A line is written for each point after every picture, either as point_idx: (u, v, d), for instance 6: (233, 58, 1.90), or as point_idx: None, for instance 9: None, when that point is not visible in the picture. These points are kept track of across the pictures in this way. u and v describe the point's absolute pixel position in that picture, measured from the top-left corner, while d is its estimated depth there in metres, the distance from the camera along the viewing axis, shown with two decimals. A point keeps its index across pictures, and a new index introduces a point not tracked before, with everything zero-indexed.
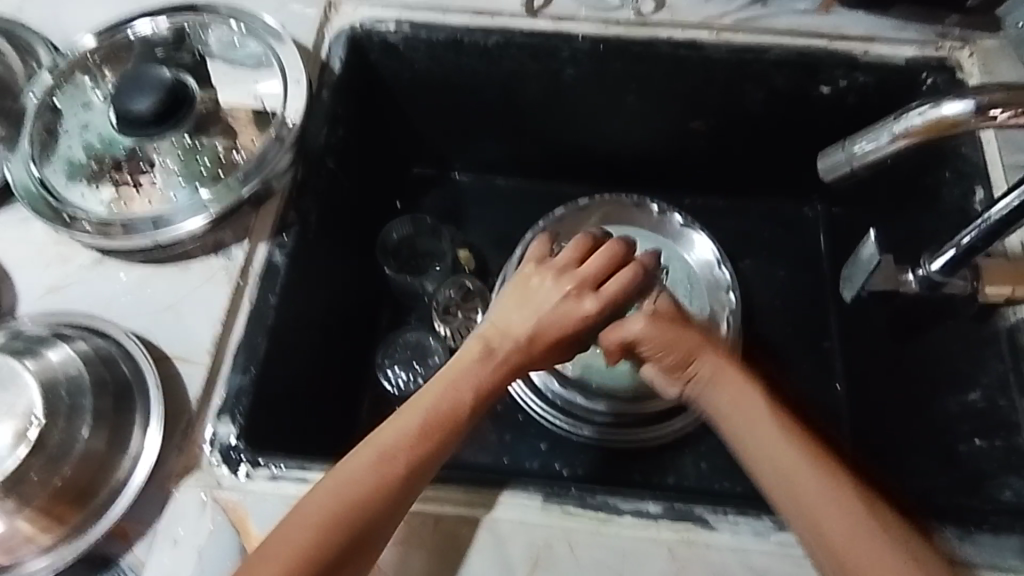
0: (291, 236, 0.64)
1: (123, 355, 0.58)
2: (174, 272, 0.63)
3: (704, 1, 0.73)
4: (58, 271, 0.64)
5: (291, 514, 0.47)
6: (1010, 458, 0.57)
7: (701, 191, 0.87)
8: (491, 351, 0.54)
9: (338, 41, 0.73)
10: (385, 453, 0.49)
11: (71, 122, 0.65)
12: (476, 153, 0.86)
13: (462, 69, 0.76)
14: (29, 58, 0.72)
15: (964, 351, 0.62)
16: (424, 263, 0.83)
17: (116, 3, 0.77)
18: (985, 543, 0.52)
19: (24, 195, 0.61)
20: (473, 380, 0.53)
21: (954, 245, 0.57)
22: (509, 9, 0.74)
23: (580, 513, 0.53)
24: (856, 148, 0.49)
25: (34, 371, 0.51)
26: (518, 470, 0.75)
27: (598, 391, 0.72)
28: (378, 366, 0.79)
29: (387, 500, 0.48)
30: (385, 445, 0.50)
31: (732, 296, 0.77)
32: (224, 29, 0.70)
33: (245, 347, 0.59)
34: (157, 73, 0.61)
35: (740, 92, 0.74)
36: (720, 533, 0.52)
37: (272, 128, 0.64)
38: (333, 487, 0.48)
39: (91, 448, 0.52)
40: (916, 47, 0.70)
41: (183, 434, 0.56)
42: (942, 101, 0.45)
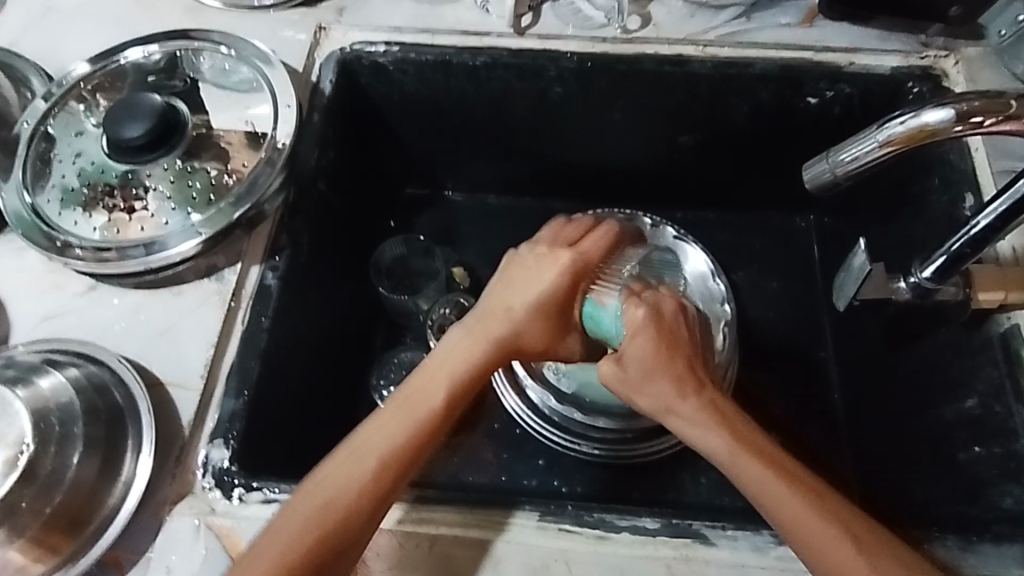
0: (283, 258, 0.64)
1: (116, 382, 0.58)
2: (167, 297, 0.63)
3: (689, 17, 0.75)
4: (52, 298, 0.64)
5: (272, 530, 0.47)
6: (1008, 465, 0.56)
7: (693, 205, 0.88)
8: (478, 338, 0.54)
9: (328, 65, 0.74)
10: (366, 460, 0.49)
11: (64, 150, 0.66)
12: (467, 172, 0.87)
13: (451, 91, 0.77)
14: (23, 88, 0.73)
15: (959, 358, 0.62)
16: (418, 282, 0.82)
17: (109, 33, 0.78)
18: (986, 553, 0.51)
19: (18, 223, 0.62)
20: (451, 373, 0.53)
21: (943, 253, 0.57)
22: (497, 30, 0.75)
23: (577, 531, 0.53)
24: (840, 158, 0.49)
25: (25, 399, 0.51)
26: (516, 488, 0.74)
27: (593, 407, 0.71)
28: (372, 388, 0.78)
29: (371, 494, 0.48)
30: (365, 457, 0.49)
31: (728, 308, 0.76)
32: (215, 55, 0.70)
33: (237, 371, 0.59)
34: (149, 100, 0.62)
35: (727, 106, 0.74)
36: (719, 548, 0.52)
37: (263, 152, 0.65)
38: (307, 512, 0.47)
39: (83, 476, 0.52)
40: (901, 57, 0.71)
41: (176, 460, 0.56)
42: (922, 110, 0.46)
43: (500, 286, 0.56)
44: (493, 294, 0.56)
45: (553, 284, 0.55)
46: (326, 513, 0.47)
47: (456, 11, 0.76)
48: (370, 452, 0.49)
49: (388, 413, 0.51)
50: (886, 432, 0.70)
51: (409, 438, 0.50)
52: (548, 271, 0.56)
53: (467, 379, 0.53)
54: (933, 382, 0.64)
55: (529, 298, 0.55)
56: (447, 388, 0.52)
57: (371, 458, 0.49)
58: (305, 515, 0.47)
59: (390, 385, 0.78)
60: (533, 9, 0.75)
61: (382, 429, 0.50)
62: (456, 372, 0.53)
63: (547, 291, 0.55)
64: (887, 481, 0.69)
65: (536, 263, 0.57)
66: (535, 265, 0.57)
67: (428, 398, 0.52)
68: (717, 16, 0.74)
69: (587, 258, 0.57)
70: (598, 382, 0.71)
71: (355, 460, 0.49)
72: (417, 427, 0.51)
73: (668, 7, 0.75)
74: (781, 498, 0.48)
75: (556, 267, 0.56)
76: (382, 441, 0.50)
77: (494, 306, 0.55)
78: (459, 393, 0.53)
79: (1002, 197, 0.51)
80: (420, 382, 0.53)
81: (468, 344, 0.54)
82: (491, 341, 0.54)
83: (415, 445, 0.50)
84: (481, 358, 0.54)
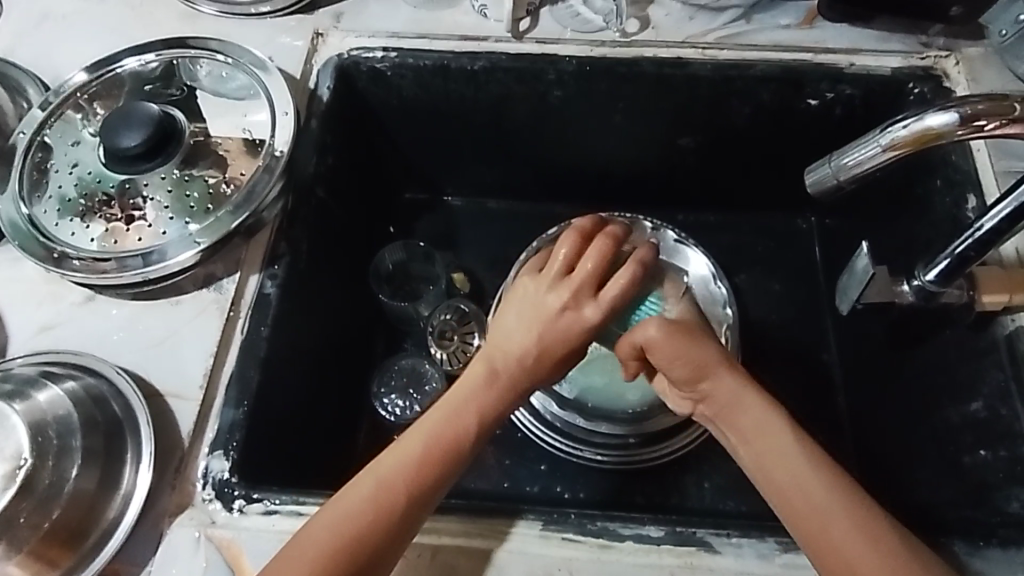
0: (281, 266, 0.64)
1: (114, 393, 0.57)
2: (165, 306, 0.63)
3: (688, 19, 0.74)
4: (49, 309, 0.63)
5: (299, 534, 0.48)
6: (1014, 469, 0.56)
7: (693, 207, 0.87)
8: (500, 369, 0.54)
9: (325, 72, 0.73)
10: (387, 480, 0.49)
11: (61, 160, 0.65)
12: (466, 176, 0.86)
13: (450, 95, 0.76)
14: (20, 98, 0.72)
15: (964, 360, 0.61)
16: (418, 288, 0.82)
17: (106, 40, 0.77)
18: (993, 558, 0.51)
19: (14, 234, 0.62)
20: (478, 403, 0.53)
21: (947, 254, 0.57)
22: (495, 34, 0.74)
23: (580, 540, 0.52)
24: (843, 162, 0.49)
25: (22, 412, 0.50)
26: (519, 495, 0.73)
27: (597, 412, 0.70)
28: (373, 395, 0.79)
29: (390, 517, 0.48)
30: (386, 472, 0.49)
31: (729, 312, 0.75)
32: (212, 63, 0.70)
33: (237, 381, 0.59)
34: (145, 108, 0.62)
35: (728, 108, 0.74)
36: (723, 556, 0.51)
37: (261, 159, 0.64)
38: (326, 517, 0.48)
39: (82, 489, 0.52)
40: (901, 58, 0.70)
41: (175, 471, 0.56)
42: (926, 114, 0.45)
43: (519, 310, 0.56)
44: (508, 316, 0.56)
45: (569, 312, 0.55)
46: (349, 520, 0.47)
47: (455, 15, 0.76)
48: (388, 465, 0.49)
49: (412, 437, 0.51)
50: (891, 435, 0.70)
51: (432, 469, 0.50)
52: (554, 302, 0.55)
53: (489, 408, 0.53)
54: (938, 385, 0.64)
55: (534, 331, 0.54)
56: (468, 417, 0.52)
57: (391, 467, 0.49)
58: (326, 524, 0.47)
59: (391, 393, 0.78)
60: (531, 13, 0.75)
61: (404, 450, 0.50)
62: (479, 403, 0.53)
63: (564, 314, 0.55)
64: (892, 484, 0.68)
65: (540, 294, 0.56)
66: (541, 293, 0.55)
67: (450, 428, 0.51)
68: (717, 18, 0.74)
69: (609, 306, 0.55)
70: (601, 385, 0.71)
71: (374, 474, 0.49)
72: (443, 457, 0.50)
73: (666, 9, 0.75)
74: (808, 504, 0.47)
75: (563, 297, 0.55)
76: (402, 460, 0.50)
77: (513, 332, 0.55)
78: (481, 420, 0.53)
79: (1007, 200, 0.51)
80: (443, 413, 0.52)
81: (488, 373, 0.54)
82: (508, 374, 0.54)
83: (436, 474, 0.50)
84: (502, 387, 0.54)
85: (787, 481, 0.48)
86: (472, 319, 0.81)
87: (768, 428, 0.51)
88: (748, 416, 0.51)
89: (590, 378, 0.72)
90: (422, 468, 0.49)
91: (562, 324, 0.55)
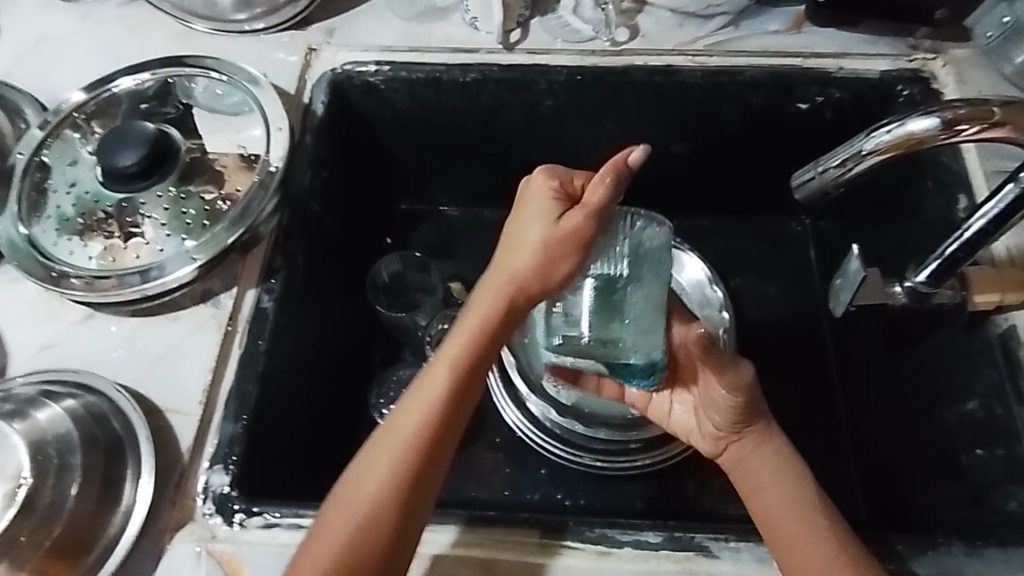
0: (279, 280, 0.64)
1: (113, 410, 0.58)
2: (163, 324, 0.63)
3: (677, 26, 0.75)
4: (48, 328, 0.64)
5: (320, 532, 0.49)
6: (1012, 468, 0.56)
7: (688, 212, 0.87)
8: (462, 341, 0.52)
9: (319, 87, 0.74)
10: (370, 493, 0.49)
11: (59, 180, 0.66)
12: (461, 186, 0.87)
13: (443, 107, 0.77)
14: (18, 119, 0.73)
15: (957, 360, 0.62)
16: (416, 298, 0.83)
17: (102, 61, 0.78)
18: (991, 558, 0.51)
19: (14, 255, 0.62)
20: (430, 394, 0.51)
21: (937, 256, 0.58)
22: (486, 46, 0.75)
23: (579, 547, 0.52)
24: (829, 166, 0.49)
25: (21, 432, 0.51)
26: (520, 502, 0.73)
27: (593, 418, 0.70)
28: (372, 406, 0.78)
29: (377, 533, 0.48)
30: (374, 490, 0.49)
31: (725, 316, 0.76)
32: (207, 80, 0.71)
33: (236, 396, 0.59)
34: (141, 128, 0.62)
35: (718, 113, 0.75)
36: (723, 561, 0.52)
37: (257, 175, 0.65)
38: (331, 538, 0.48)
39: (82, 507, 0.52)
40: (890, 61, 0.71)
41: (175, 487, 0.56)
42: (909, 119, 0.46)
43: (509, 261, 0.52)
44: (508, 250, 0.53)
45: (566, 234, 0.51)
46: (341, 558, 0.47)
47: (446, 28, 0.77)
48: (374, 477, 0.50)
49: (391, 435, 0.51)
50: (892, 437, 0.70)
51: (406, 462, 0.50)
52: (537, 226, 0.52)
53: (484, 339, 0.52)
54: (933, 384, 0.64)
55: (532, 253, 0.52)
56: (424, 411, 0.51)
57: (411, 435, 0.50)
58: (342, 529, 0.48)
59: (389, 404, 0.78)
60: (522, 24, 0.76)
61: (381, 460, 0.50)
62: (437, 389, 0.51)
63: (565, 246, 0.51)
64: (893, 484, 0.68)
65: (532, 212, 0.53)
66: (527, 224, 0.52)
67: (437, 376, 0.52)
68: (705, 25, 0.75)
69: (574, 231, 0.50)
70: (632, 320, 0.53)
71: (371, 478, 0.50)
72: (418, 455, 0.50)
73: (655, 16, 0.76)
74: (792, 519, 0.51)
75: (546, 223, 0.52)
76: (406, 437, 0.50)
77: (510, 270, 0.52)
78: (431, 414, 0.51)
79: (993, 200, 0.52)
80: (426, 376, 0.52)
81: (487, 289, 0.53)
82: (473, 338, 0.52)
83: (397, 486, 0.49)
84: (458, 362, 0.52)
85: (781, 530, 0.51)
86: None
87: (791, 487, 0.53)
88: (766, 453, 0.55)
89: (640, 270, 0.53)
90: (393, 482, 0.49)
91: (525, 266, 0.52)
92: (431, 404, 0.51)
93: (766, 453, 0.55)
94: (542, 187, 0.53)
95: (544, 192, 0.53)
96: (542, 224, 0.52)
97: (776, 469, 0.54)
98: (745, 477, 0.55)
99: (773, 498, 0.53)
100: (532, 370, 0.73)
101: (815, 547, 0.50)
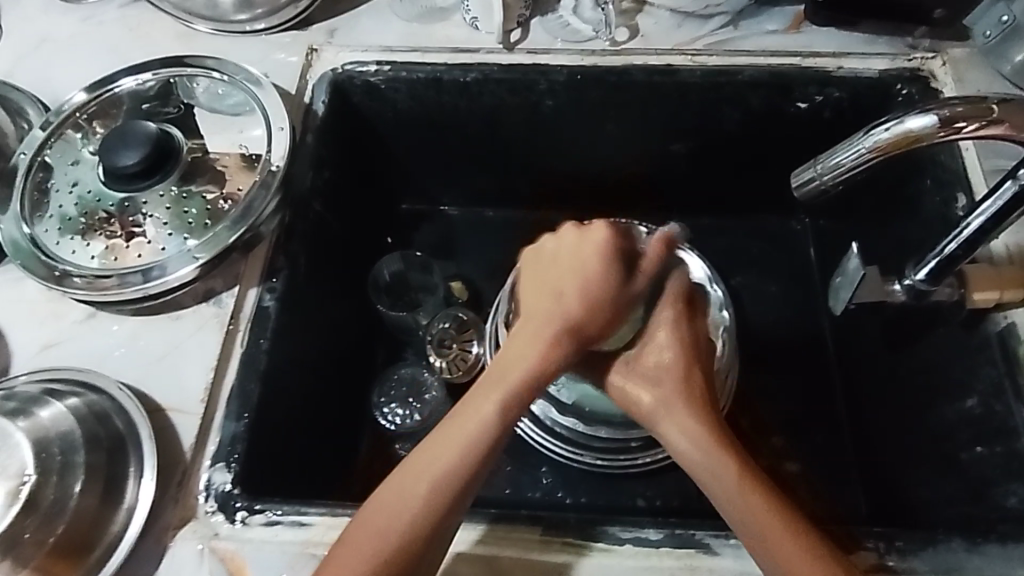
0: (280, 279, 0.65)
1: (116, 409, 0.58)
2: (166, 323, 0.63)
3: (677, 26, 0.75)
4: (51, 327, 0.64)
5: (342, 556, 0.46)
6: (1009, 464, 0.56)
7: (688, 211, 0.88)
8: (515, 374, 0.50)
9: (320, 87, 0.74)
10: (399, 522, 0.46)
11: (61, 180, 0.66)
12: (462, 186, 0.87)
13: (443, 107, 0.77)
14: (20, 120, 0.73)
15: (956, 357, 0.62)
16: (417, 297, 0.83)
17: (104, 62, 0.78)
18: (990, 554, 0.51)
19: (17, 255, 0.62)
20: (475, 421, 0.49)
21: (938, 253, 0.58)
22: (487, 46, 0.76)
23: (580, 544, 0.53)
24: (828, 164, 0.49)
25: (25, 430, 0.51)
26: (521, 501, 0.74)
27: (593, 417, 0.70)
28: (374, 405, 0.79)
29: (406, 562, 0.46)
30: (404, 521, 0.46)
31: (725, 315, 0.75)
32: (209, 80, 0.71)
33: (238, 394, 0.59)
34: (144, 128, 0.63)
35: (717, 112, 0.75)
36: (723, 557, 0.52)
37: (258, 175, 0.65)
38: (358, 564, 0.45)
39: (85, 504, 0.52)
40: (889, 60, 0.71)
41: (178, 485, 0.56)
42: (907, 117, 0.46)
43: (560, 304, 0.53)
44: (554, 295, 0.54)
45: (620, 292, 0.53)
46: None
47: (446, 28, 0.77)
48: (407, 507, 0.47)
49: (426, 461, 0.48)
50: (891, 435, 0.70)
51: (442, 495, 0.47)
52: (594, 278, 0.53)
53: (537, 373, 0.51)
54: (933, 382, 0.64)
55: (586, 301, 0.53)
56: (467, 439, 0.48)
57: (451, 465, 0.47)
58: (366, 556, 0.45)
59: (391, 402, 0.79)
60: (522, 24, 0.76)
61: (411, 487, 0.47)
62: (480, 416, 0.49)
63: (613, 300, 0.53)
64: (893, 482, 0.69)
65: (587, 262, 0.54)
66: (585, 273, 0.54)
67: (483, 406, 0.49)
68: (705, 25, 0.75)
69: (631, 290, 0.54)
70: None
71: (402, 507, 0.47)
72: (456, 491, 0.47)
73: (655, 16, 0.76)
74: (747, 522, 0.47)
75: (605, 277, 0.53)
76: (446, 462, 0.47)
77: (566, 314, 0.52)
78: (476, 443, 0.48)
79: (992, 197, 0.52)
80: (469, 401, 0.50)
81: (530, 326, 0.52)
82: (529, 373, 0.50)
83: (433, 519, 0.46)
84: (509, 396, 0.50)
85: (752, 535, 0.46)
86: (472, 327, 0.81)
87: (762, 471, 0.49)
88: (694, 446, 0.49)
89: None
90: (429, 515, 0.46)
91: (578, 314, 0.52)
92: (475, 432, 0.48)
93: (698, 444, 0.49)
94: (594, 236, 0.55)
95: (603, 246, 0.54)
96: (601, 280, 0.53)
97: (709, 462, 0.49)
98: (726, 459, 0.50)
99: (728, 499, 0.47)
100: None
101: (783, 549, 0.46)
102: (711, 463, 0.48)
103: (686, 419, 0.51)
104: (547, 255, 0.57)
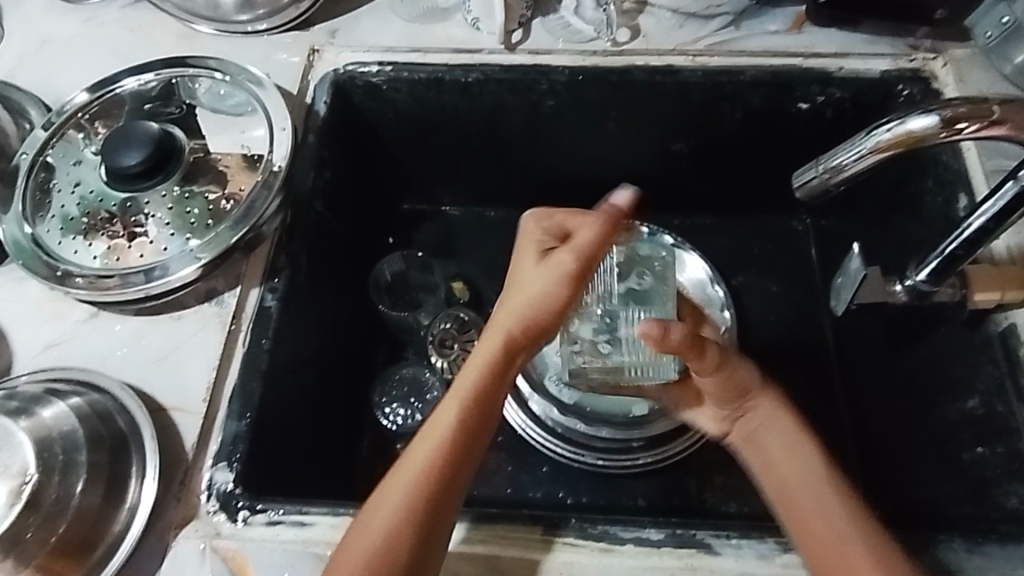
0: (282, 279, 0.65)
1: (118, 408, 0.58)
2: (168, 322, 0.64)
3: (679, 26, 0.75)
4: (53, 326, 0.64)
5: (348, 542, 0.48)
6: (1012, 464, 0.56)
7: (689, 211, 0.88)
8: (475, 375, 0.54)
9: (322, 87, 0.74)
10: (387, 513, 0.48)
11: (63, 179, 0.66)
12: (463, 186, 0.87)
13: (445, 107, 0.77)
14: (22, 120, 0.73)
15: (957, 357, 0.62)
16: (417, 297, 0.83)
17: (106, 62, 0.79)
18: (991, 554, 0.51)
19: (19, 255, 0.62)
20: (444, 422, 0.52)
21: (937, 254, 0.58)
22: (488, 46, 0.76)
23: (581, 544, 0.53)
24: (829, 165, 0.49)
25: (27, 429, 0.51)
26: (522, 501, 0.74)
27: (595, 416, 0.72)
28: (376, 405, 0.79)
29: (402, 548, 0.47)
30: (391, 511, 0.48)
31: (726, 315, 0.76)
32: (211, 81, 0.71)
33: (240, 394, 0.60)
34: (145, 128, 0.63)
35: (718, 112, 0.75)
36: (724, 557, 0.52)
37: (260, 175, 0.66)
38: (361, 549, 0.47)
39: (87, 504, 0.52)
40: (890, 60, 0.71)
41: (180, 485, 0.56)
42: (908, 118, 0.46)
43: (510, 300, 0.57)
44: (507, 296, 0.57)
45: (568, 270, 0.56)
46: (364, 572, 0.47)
47: (447, 29, 0.77)
48: (394, 500, 0.49)
49: (411, 458, 0.51)
50: (892, 435, 0.70)
51: (425, 485, 0.49)
52: (537, 269, 0.57)
53: (496, 369, 0.54)
54: (934, 382, 0.64)
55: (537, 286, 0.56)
56: (439, 437, 0.51)
57: (426, 462, 0.50)
58: (364, 544, 0.48)
59: (393, 402, 0.79)
60: (524, 24, 0.76)
61: (404, 477, 0.50)
62: (453, 418, 0.52)
63: (562, 281, 0.56)
64: (894, 482, 0.69)
65: (527, 257, 0.59)
66: (526, 265, 0.58)
67: (449, 410, 0.52)
68: (706, 25, 0.75)
69: (581, 257, 0.56)
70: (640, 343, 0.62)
71: (393, 497, 0.49)
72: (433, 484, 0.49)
73: (656, 16, 0.76)
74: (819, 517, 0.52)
75: (545, 265, 0.57)
76: (422, 462, 0.50)
77: (512, 308, 0.56)
78: (445, 440, 0.51)
79: (993, 198, 0.52)
80: (443, 406, 0.53)
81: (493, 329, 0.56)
82: (485, 371, 0.54)
83: (416, 509, 0.48)
84: (471, 394, 0.53)
85: (810, 526, 0.51)
86: (472, 327, 0.81)
87: (805, 458, 0.56)
88: (766, 427, 0.59)
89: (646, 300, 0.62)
90: (410, 509, 0.48)
91: (530, 302, 0.56)
92: (449, 430, 0.52)
93: (780, 427, 0.58)
94: (538, 236, 0.59)
95: (539, 235, 0.59)
96: (542, 269, 0.57)
97: (786, 443, 0.57)
98: (767, 450, 0.58)
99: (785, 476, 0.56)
100: (534, 370, 0.74)
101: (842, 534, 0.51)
102: (778, 442, 0.58)
103: (768, 404, 0.59)
104: (511, 264, 0.61)
